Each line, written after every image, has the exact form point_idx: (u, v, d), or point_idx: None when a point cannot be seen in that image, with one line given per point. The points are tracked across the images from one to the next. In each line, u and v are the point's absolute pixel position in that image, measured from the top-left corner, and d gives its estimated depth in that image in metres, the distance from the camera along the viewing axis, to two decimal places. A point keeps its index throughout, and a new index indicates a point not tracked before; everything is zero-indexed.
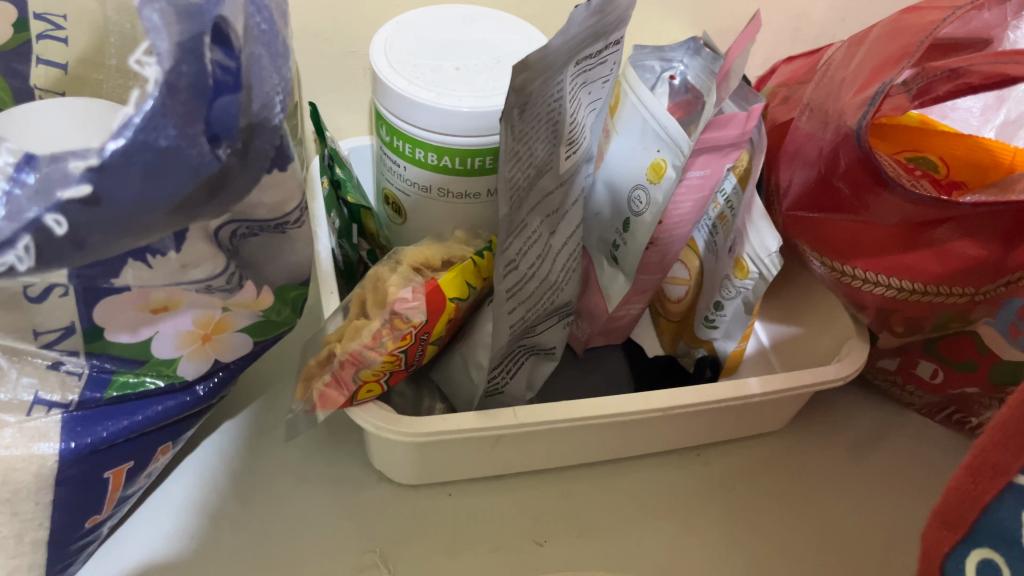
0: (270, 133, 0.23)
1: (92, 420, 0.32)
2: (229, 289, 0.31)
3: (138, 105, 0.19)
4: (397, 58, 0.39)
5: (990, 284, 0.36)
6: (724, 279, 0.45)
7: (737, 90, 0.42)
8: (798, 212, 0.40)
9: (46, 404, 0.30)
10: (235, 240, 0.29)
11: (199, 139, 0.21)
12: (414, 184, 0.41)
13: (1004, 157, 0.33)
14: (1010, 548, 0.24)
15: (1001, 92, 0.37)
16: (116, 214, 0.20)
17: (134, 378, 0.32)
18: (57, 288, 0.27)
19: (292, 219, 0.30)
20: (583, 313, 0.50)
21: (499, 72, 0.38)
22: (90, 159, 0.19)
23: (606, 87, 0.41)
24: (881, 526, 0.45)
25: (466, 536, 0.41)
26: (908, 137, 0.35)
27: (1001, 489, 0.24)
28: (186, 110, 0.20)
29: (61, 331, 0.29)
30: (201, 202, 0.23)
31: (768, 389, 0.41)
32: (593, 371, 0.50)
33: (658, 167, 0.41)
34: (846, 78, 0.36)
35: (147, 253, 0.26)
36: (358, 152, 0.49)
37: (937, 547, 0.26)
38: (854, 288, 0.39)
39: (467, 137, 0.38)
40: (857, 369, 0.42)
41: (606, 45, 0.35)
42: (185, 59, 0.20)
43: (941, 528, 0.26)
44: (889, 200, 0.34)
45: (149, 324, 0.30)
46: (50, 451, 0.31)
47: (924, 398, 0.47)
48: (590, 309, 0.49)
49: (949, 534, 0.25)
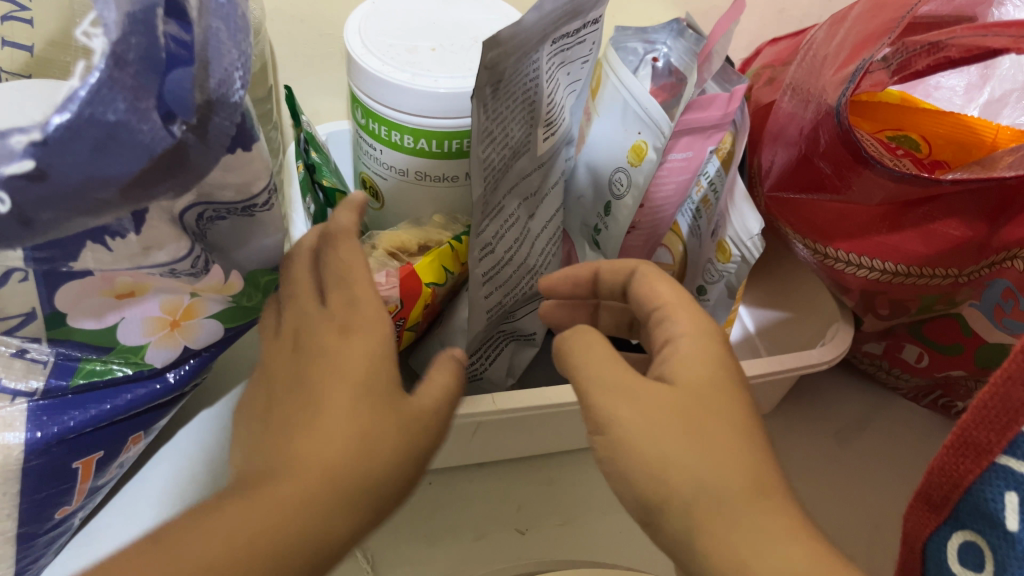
0: (229, 110, 0.22)
1: (58, 409, 0.31)
2: (195, 273, 0.30)
3: (84, 77, 0.18)
4: (372, 38, 0.38)
5: (974, 265, 0.36)
6: (708, 263, 0.44)
7: (721, 70, 0.41)
8: (780, 192, 0.39)
9: (10, 392, 0.30)
10: (201, 224, 0.29)
11: (151, 114, 0.20)
12: (391, 168, 0.40)
13: (987, 134, 0.33)
14: (992, 529, 0.23)
15: (986, 70, 0.36)
16: (63, 190, 0.19)
17: (101, 365, 0.31)
18: (17, 273, 0.26)
19: (260, 202, 0.29)
20: None
21: (475, 52, 0.38)
22: (33, 134, 0.18)
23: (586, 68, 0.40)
24: (867, 511, 0.45)
25: (446, 525, 0.41)
26: (890, 116, 0.35)
27: (983, 470, 0.23)
28: (135, 84, 0.19)
29: (22, 317, 0.28)
30: (160, 180, 0.22)
31: (751, 373, 0.41)
32: None
33: (638, 148, 0.40)
34: (828, 56, 0.35)
35: (105, 234, 0.25)
36: (336, 137, 0.48)
37: (919, 529, 0.25)
38: (837, 271, 0.39)
39: (443, 119, 0.37)
40: (842, 353, 0.42)
41: (583, 23, 0.34)
42: (134, 30, 0.19)
43: (923, 510, 0.25)
44: (871, 179, 0.33)
45: (115, 310, 0.30)
46: (15, 441, 0.30)
47: (910, 382, 0.47)
48: None
49: (930, 516, 0.25)
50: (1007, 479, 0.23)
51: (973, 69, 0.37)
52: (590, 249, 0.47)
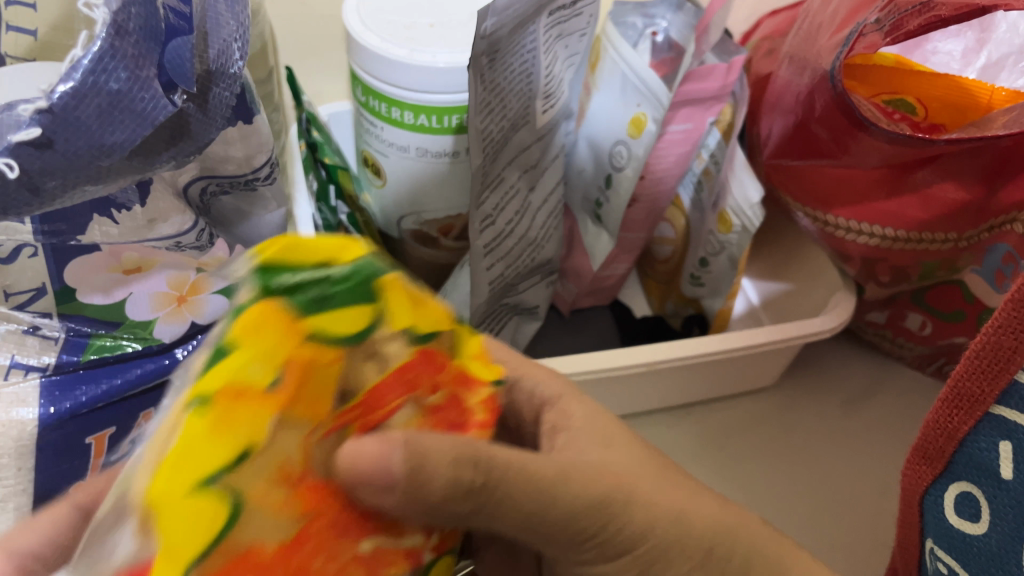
0: (229, 81, 0.23)
1: (70, 384, 0.27)
2: (200, 246, 0.32)
3: (88, 46, 0.19)
4: (371, 16, 0.38)
5: (973, 228, 0.36)
6: (709, 234, 0.44)
7: (721, 42, 0.41)
8: (779, 160, 0.39)
9: (21, 367, 0.26)
10: (205, 197, 0.30)
11: (152, 83, 0.20)
12: (392, 145, 0.41)
13: (981, 96, 0.33)
14: (987, 480, 0.23)
15: (982, 34, 0.37)
16: (70, 162, 0.20)
17: (111, 341, 0.28)
18: (25, 248, 0.27)
19: (262, 175, 0.30)
20: (569, 274, 0.49)
21: (473, 28, 0.38)
22: (40, 102, 0.19)
23: (585, 42, 0.40)
24: (872, 479, 0.45)
25: None
26: (886, 79, 0.35)
27: (977, 422, 0.23)
28: (137, 52, 0.20)
29: (33, 292, 0.28)
30: (164, 149, 0.22)
31: (752, 343, 0.41)
32: (580, 332, 0.50)
33: (638, 121, 0.41)
34: (824, 22, 0.35)
35: None
36: (338, 118, 0.48)
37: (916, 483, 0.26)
38: (837, 238, 0.39)
39: (443, 94, 0.37)
40: (844, 322, 0.42)
41: None
42: (134, 2, 0.19)
43: (919, 465, 0.26)
44: (867, 143, 0.34)
45: (123, 286, 0.29)
46: (30, 417, 0.26)
47: (914, 350, 0.47)
48: (575, 269, 0.49)
49: (928, 471, 0.25)
50: (999, 429, 0.23)
51: (970, 32, 0.37)
52: (592, 224, 0.48)
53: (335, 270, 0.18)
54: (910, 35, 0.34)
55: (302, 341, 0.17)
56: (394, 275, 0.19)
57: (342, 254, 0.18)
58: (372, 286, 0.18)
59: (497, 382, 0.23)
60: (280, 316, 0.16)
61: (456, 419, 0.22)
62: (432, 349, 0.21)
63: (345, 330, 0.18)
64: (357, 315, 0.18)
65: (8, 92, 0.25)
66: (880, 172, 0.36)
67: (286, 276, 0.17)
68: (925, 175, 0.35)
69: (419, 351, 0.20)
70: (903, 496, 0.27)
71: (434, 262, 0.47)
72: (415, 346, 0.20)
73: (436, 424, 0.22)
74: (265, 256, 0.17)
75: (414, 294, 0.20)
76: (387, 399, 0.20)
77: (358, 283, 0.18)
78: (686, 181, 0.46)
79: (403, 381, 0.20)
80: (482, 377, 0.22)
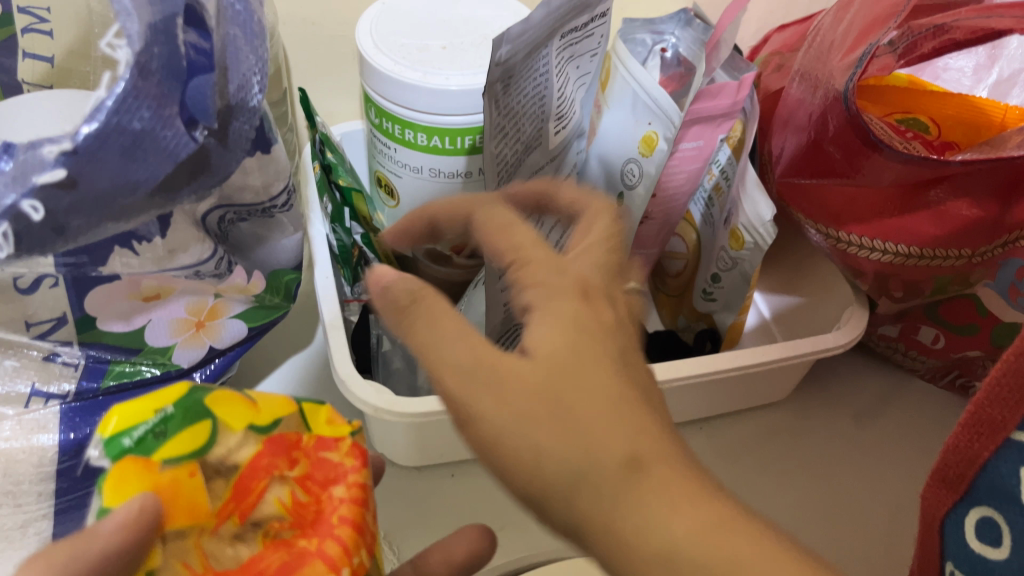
0: (249, 114, 0.23)
1: (89, 411, 0.30)
2: (218, 274, 0.31)
3: (111, 87, 0.19)
4: (384, 39, 0.38)
5: (988, 244, 0.36)
6: (721, 250, 0.44)
7: (729, 59, 0.42)
8: (790, 178, 0.39)
9: (43, 395, 0.30)
10: (223, 225, 0.30)
11: (174, 121, 0.20)
12: (405, 166, 0.41)
13: (995, 114, 0.33)
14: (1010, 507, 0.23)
15: (993, 51, 0.37)
16: (92, 198, 0.20)
17: (130, 367, 0.32)
18: (47, 279, 0.27)
19: (279, 202, 0.30)
20: None
21: (485, 49, 0.38)
22: (64, 144, 0.19)
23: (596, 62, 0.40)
24: (887, 493, 0.45)
25: (470, 516, 0.42)
26: (898, 100, 0.35)
27: (999, 447, 0.24)
28: (159, 92, 0.20)
29: (54, 320, 0.29)
30: (185, 184, 0.23)
31: (765, 359, 0.41)
32: None
33: (649, 139, 0.41)
34: (835, 41, 0.35)
35: (132, 239, 0.26)
36: (350, 137, 0.49)
37: (935, 508, 0.26)
38: (850, 255, 0.39)
39: (457, 116, 0.38)
40: (857, 337, 0.42)
41: (592, 17, 0.35)
42: (155, 41, 0.20)
43: (939, 489, 0.26)
44: (880, 162, 0.34)
45: (143, 312, 0.31)
46: (50, 443, 0.29)
47: (927, 364, 0.47)
48: None
49: (947, 494, 0.25)
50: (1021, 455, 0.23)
51: (981, 49, 0.37)
52: None
53: (166, 409, 0.19)
54: (923, 58, 0.36)
55: (159, 469, 0.19)
56: (218, 390, 0.21)
57: (166, 396, 0.20)
58: (200, 404, 0.20)
59: (355, 431, 0.23)
60: (136, 464, 0.19)
61: (322, 503, 0.22)
62: (284, 437, 0.22)
63: (186, 446, 0.19)
64: (194, 434, 0.19)
65: (30, 124, 0.25)
66: (892, 190, 0.36)
67: (128, 435, 0.19)
68: (937, 193, 0.35)
69: (265, 442, 0.21)
70: (922, 520, 0.27)
71: (447, 279, 0.47)
72: (263, 438, 0.21)
73: (312, 493, 0.22)
74: (110, 427, 0.19)
75: (247, 397, 0.21)
76: (253, 492, 0.21)
77: (184, 409, 0.20)
78: (696, 197, 0.47)
79: (260, 473, 0.21)
80: (338, 433, 0.23)
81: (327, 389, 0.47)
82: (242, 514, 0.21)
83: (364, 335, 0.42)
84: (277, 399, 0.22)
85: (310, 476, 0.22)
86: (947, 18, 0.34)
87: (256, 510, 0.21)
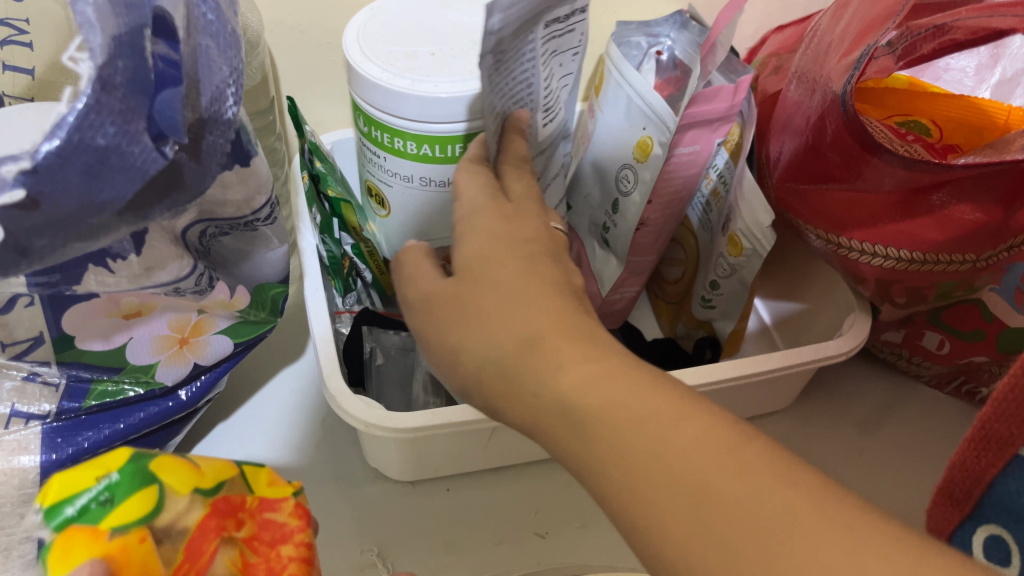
0: (223, 127, 0.22)
1: (72, 431, 0.30)
2: (200, 290, 0.30)
3: (71, 102, 0.18)
4: (372, 46, 0.38)
5: (992, 250, 0.35)
6: (719, 257, 0.44)
7: (725, 62, 0.41)
8: (787, 182, 0.39)
9: (24, 416, 0.29)
10: (204, 241, 0.29)
11: (141, 136, 0.20)
12: (396, 175, 0.40)
13: (999, 116, 0.32)
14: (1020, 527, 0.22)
15: (996, 49, 0.35)
16: (56, 217, 0.19)
17: (112, 385, 0.31)
18: (23, 298, 0.26)
19: (262, 216, 0.29)
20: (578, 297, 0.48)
21: (475, 55, 0.37)
22: (22, 162, 0.18)
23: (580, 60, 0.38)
24: (892, 503, 0.44)
25: (466, 531, 0.41)
26: (899, 102, 0.34)
27: (1006, 463, 0.22)
28: (124, 106, 0.19)
29: (30, 341, 0.28)
30: (156, 201, 0.22)
31: (767, 368, 0.40)
32: None
33: (644, 145, 0.40)
34: (833, 42, 0.34)
35: (107, 257, 0.25)
36: (341, 146, 0.48)
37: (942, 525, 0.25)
38: (850, 261, 0.38)
39: (447, 123, 0.37)
40: (860, 343, 0.41)
41: (571, 8, 0.33)
42: (120, 54, 0.19)
43: (946, 506, 0.25)
44: (881, 167, 0.33)
45: (123, 331, 0.30)
46: (31, 464, 0.29)
47: (932, 370, 0.46)
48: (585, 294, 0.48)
49: (954, 512, 0.24)
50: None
51: (983, 48, 0.36)
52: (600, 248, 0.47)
53: (112, 476, 0.21)
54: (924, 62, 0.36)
55: (108, 538, 0.19)
56: (160, 457, 0.22)
57: (110, 463, 0.21)
58: (144, 469, 0.21)
59: (295, 493, 0.26)
60: (82, 532, 0.19)
61: (271, 560, 0.24)
62: (227, 497, 0.23)
63: (134, 512, 0.20)
64: (142, 499, 0.20)
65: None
66: (893, 195, 0.35)
67: (71, 504, 0.20)
68: (941, 198, 0.35)
69: (210, 504, 0.22)
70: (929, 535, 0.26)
71: None
72: (207, 500, 0.22)
73: (260, 552, 0.24)
74: (51, 499, 0.20)
75: (190, 463, 0.23)
76: (204, 553, 0.22)
77: (128, 476, 0.21)
78: (694, 203, 0.46)
79: (209, 534, 0.22)
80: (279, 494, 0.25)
81: (321, 402, 0.46)
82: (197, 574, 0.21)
83: (356, 346, 0.41)
84: (218, 463, 0.24)
85: (257, 537, 0.24)
86: (946, 16, 0.34)
87: (210, 572, 0.22)
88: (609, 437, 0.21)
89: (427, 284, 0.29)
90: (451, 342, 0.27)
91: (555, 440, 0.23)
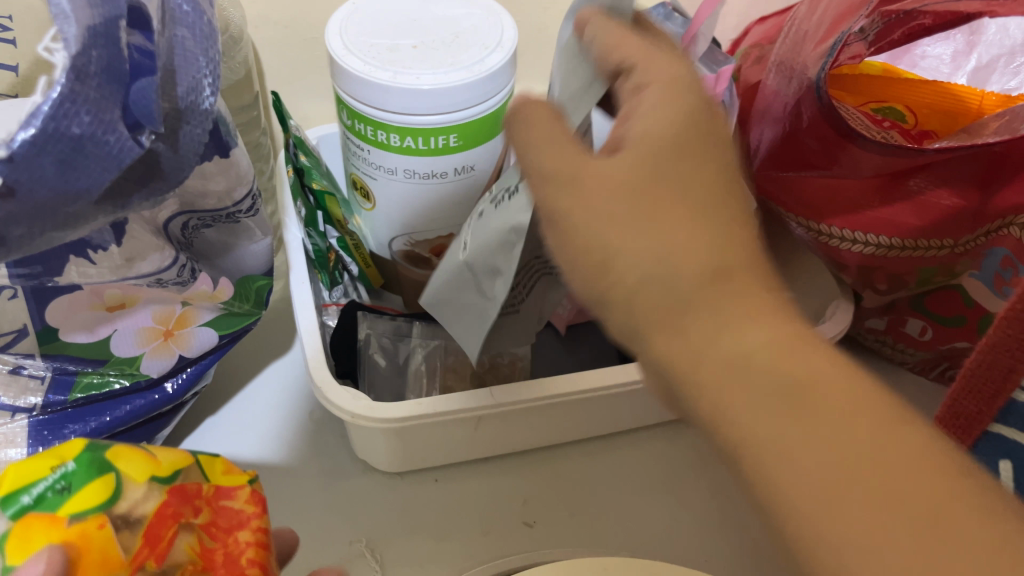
0: (200, 117, 0.23)
1: (58, 423, 0.31)
2: (182, 281, 0.30)
3: (47, 92, 0.18)
4: (354, 40, 0.38)
5: (969, 234, 0.36)
6: None
7: (707, 52, 0.41)
8: (768, 172, 0.39)
9: (10, 409, 0.30)
10: (186, 232, 0.29)
11: (117, 125, 0.20)
12: (381, 168, 0.40)
13: (972, 101, 0.33)
14: None
15: (972, 36, 0.36)
16: (32, 206, 0.20)
17: (98, 378, 0.31)
18: (5, 291, 0.26)
19: (244, 207, 0.29)
20: None
21: (456, 47, 0.38)
22: None
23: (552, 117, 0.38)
24: None
25: (454, 521, 0.41)
26: (874, 88, 0.34)
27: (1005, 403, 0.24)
28: (99, 96, 0.19)
29: (15, 333, 0.28)
30: (134, 189, 0.22)
31: None
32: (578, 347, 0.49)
33: None
34: (808, 30, 0.34)
35: (87, 247, 0.25)
36: (327, 140, 0.48)
37: None
38: (831, 248, 0.38)
39: (429, 115, 0.37)
40: (843, 330, 0.41)
41: None
42: (95, 44, 0.19)
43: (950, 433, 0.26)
44: (858, 153, 0.33)
45: (107, 323, 0.30)
46: (17, 456, 0.30)
47: (916, 356, 0.46)
48: None
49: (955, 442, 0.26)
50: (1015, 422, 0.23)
51: (959, 35, 0.36)
52: None
53: (65, 466, 0.21)
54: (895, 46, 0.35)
55: (67, 523, 0.20)
56: (115, 446, 0.23)
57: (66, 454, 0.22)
58: (99, 459, 0.22)
59: (250, 480, 0.27)
60: (36, 519, 0.20)
61: (228, 545, 0.25)
62: (183, 486, 0.24)
63: (88, 500, 0.21)
64: (97, 487, 0.21)
65: None
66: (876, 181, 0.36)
67: (25, 495, 0.21)
68: (922, 184, 0.35)
69: (169, 490, 0.24)
70: None
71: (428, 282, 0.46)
72: (165, 487, 0.23)
73: (219, 538, 0.25)
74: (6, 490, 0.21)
75: (146, 454, 0.24)
76: (163, 541, 0.23)
77: (84, 465, 0.22)
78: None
79: (168, 520, 0.23)
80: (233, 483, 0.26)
81: (309, 395, 0.46)
82: (158, 558, 0.22)
83: (344, 338, 0.41)
84: (175, 456, 0.25)
85: (214, 522, 0.25)
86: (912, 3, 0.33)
87: (168, 557, 0.23)
88: (808, 424, 0.20)
89: (567, 153, 0.22)
90: (603, 241, 0.21)
91: (715, 389, 0.21)
